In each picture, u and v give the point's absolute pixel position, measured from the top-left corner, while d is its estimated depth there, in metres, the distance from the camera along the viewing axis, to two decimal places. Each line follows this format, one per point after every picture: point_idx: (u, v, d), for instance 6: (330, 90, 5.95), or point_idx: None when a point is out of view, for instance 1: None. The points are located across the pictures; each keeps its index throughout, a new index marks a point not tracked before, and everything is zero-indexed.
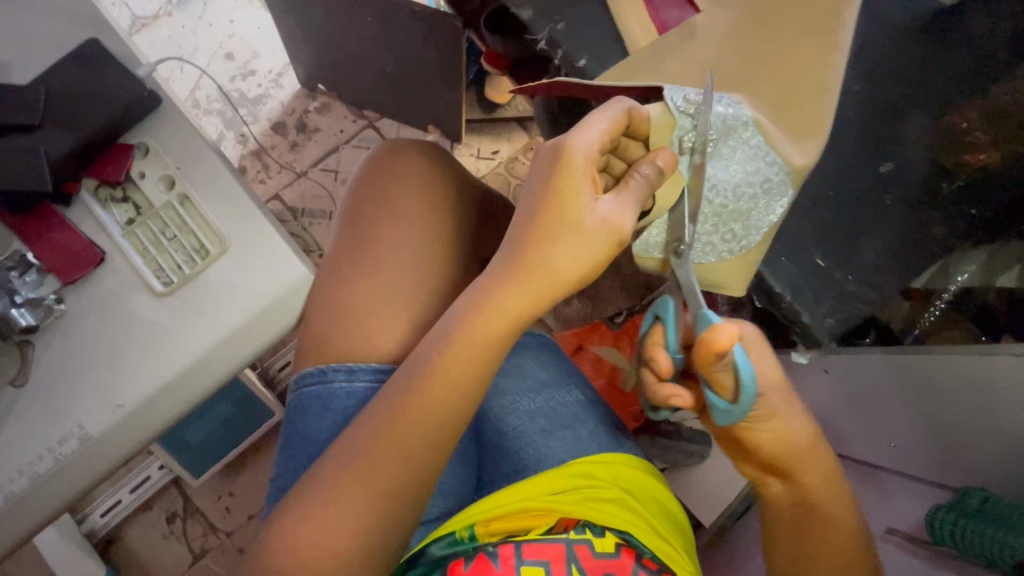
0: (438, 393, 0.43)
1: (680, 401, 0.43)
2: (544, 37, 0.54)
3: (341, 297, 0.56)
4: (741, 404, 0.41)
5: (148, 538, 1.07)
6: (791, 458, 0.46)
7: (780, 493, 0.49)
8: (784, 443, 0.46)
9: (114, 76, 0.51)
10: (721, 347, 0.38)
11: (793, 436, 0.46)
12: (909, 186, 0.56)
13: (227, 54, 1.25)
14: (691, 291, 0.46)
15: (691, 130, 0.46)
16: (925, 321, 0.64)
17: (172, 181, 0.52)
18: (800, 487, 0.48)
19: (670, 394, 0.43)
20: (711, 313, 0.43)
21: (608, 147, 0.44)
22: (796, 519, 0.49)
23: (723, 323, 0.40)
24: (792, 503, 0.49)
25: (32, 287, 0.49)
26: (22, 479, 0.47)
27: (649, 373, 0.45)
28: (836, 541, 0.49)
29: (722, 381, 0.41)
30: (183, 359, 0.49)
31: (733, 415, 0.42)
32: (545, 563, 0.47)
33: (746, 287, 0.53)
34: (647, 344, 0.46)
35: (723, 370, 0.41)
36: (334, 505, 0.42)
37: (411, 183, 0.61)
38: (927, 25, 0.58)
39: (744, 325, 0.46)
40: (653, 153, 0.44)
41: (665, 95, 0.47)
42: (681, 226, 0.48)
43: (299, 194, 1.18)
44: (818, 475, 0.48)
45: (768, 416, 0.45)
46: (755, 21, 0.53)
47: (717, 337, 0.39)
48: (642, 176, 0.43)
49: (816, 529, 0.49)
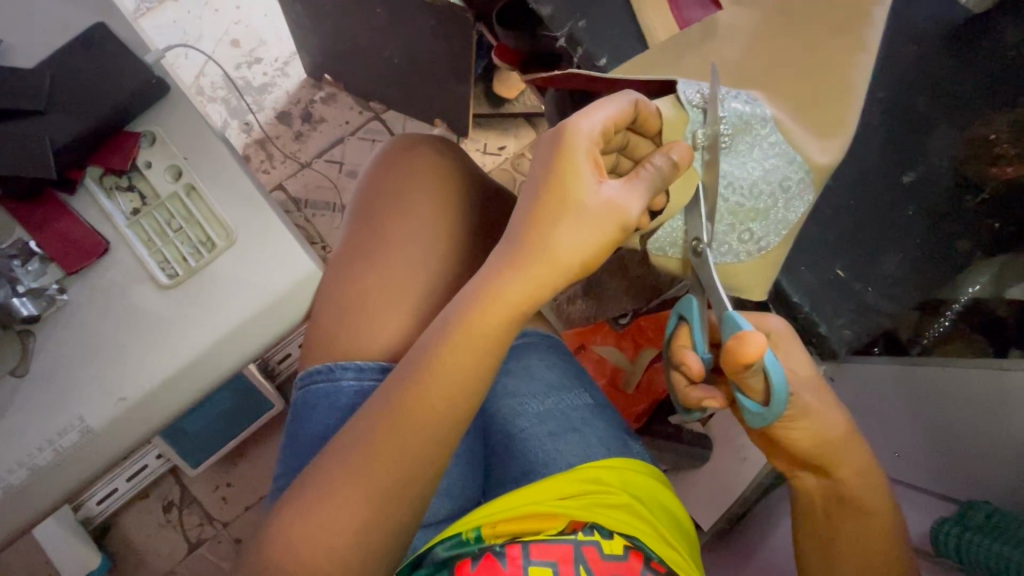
0: (449, 397, 0.42)
1: (712, 403, 0.45)
2: (564, 35, 0.53)
3: (352, 294, 0.55)
4: (773, 407, 0.42)
5: (144, 526, 1.06)
6: (825, 452, 0.47)
7: (814, 487, 0.50)
8: (816, 437, 0.47)
9: (122, 62, 0.50)
10: (750, 359, 0.38)
11: (826, 432, 0.47)
12: (929, 196, 0.55)
13: (233, 41, 1.24)
14: (714, 288, 0.46)
15: (702, 125, 0.45)
16: (934, 333, 0.64)
17: (179, 171, 0.51)
18: (835, 481, 0.49)
19: (702, 398, 0.45)
20: (736, 314, 0.43)
21: (612, 136, 0.43)
22: (828, 513, 0.50)
23: (752, 331, 0.39)
24: (825, 497, 0.50)
25: (34, 277, 0.49)
26: (21, 470, 0.46)
27: (680, 376, 0.47)
28: (869, 538, 0.48)
29: (752, 386, 0.42)
30: (186, 353, 0.48)
31: (765, 418, 0.42)
32: (552, 564, 0.47)
33: (768, 291, 0.51)
34: (676, 347, 0.48)
35: (752, 374, 0.41)
36: (338, 506, 0.41)
37: (422, 178, 0.60)
38: (955, 32, 0.57)
39: (771, 320, 0.49)
40: (667, 146, 0.43)
41: (677, 90, 0.46)
42: (699, 224, 0.48)
43: (304, 185, 1.17)
44: (852, 468, 0.48)
45: (800, 413, 0.46)
46: (781, 21, 0.52)
47: (748, 347, 0.39)
48: (653, 166, 0.42)
49: (849, 523, 0.49)
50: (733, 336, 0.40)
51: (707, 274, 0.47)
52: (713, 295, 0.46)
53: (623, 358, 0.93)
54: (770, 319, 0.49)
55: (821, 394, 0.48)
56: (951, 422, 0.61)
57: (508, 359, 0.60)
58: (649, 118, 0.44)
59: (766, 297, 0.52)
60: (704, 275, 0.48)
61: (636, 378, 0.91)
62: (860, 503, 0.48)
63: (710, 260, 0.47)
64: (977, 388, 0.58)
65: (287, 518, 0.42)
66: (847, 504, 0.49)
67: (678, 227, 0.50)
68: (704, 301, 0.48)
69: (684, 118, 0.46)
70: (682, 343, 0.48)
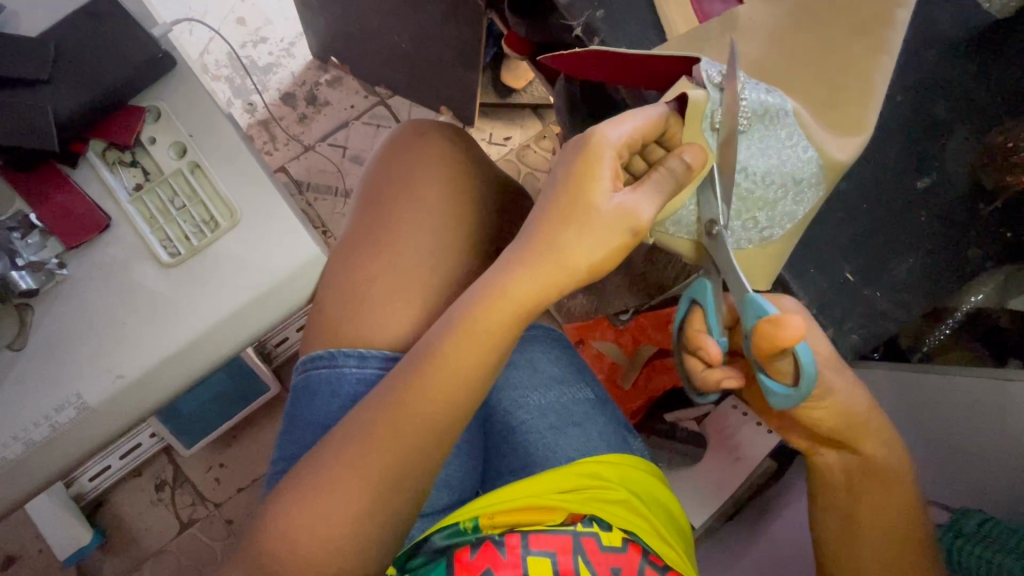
0: (451, 385, 0.42)
1: (731, 382, 0.45)
2: (581, 24, 0.52)
3: (356, 280, 0.55)
4: (801, 388, 0.41)
5: (136, 504, 1.06)
6: (849, 429, 0.47)
7: (837, 463, 0.50)
8: (844, 414, 0.46)
9: (129, 33, 0.49)
10: (786, 342, 0.37)
11: (853, 408, 0.46)
12: (943, 203, 0.55)
13: (239, 19, 1.22)
14: (732, 270, 0.45)
15: (721, 105, 0.43)
16: (934, 340, 0.66)
17: (183, 149, 0.51)
18: (862, 454, 0.48)
19: (721, 379, 0.45)
20: (758, 297, 0.42)
21: (636, 148, 0.43)
22: (849, 484, 0.49)
23: (788, 315, 0.38)
24: (847, 469, 0.50)
25: (34, 250, 0.48)
26: (16, 445, 0.45)
27: (698, 360, 0.46)
28: (891, 506, 0.48)
29: (780, 368, 0.42)
30: (185, 332, 0.47)
31: (792, 400, 0.41)
32: (551, 554, 0.45)
33: (767, 285, 0.52)
34: (691, 332, 0.47)
35: (781, 359, 0.41)
36: (335, 488, 0.41)
37: (434, 164, 0.59)
38: (976, 38, 0.56)
39: (784, 299, 0.47)
40: (680, 148, 0.42)
41: (699, 67, 0.44)
42: (714, 206, 0.46)
43: (307, 168, 1.16)
44: (878, 442, 0.48)
45: (823, 394, 0.45)
46: (803, 17, 0.51)
47: (785, 332, 0.38)
48: (666, 169, 0.41)
49: (871, 494, 0.49)
50: (764, 321, 0.39)
51: (723, 257, 0.46)
52: (733, 277, 0.45)
53: (621, 354, 0.93)
54: (784, 300, 0.47)
55: (846, 374, 0.46)
56: (951, 429, 0.61)
57: (514, 351, 0.60)
58: (675, 135, 0.44)
59: (768, 287, 0.53)
60: (719, 256, 0.47)
61: (633, 375, 0.92)
62: (889, 473, 0.48)
63: (725, 242, 0.45)
64: (976, 396, 0.58)
65: (283, 502, 0.41)
66: (871, 474, 0.48)
67: (693, 212, 0.48)
68: (720, 282, 0.47)
69: (709, 97, 0.43)
70: (696, 327, 0.47)
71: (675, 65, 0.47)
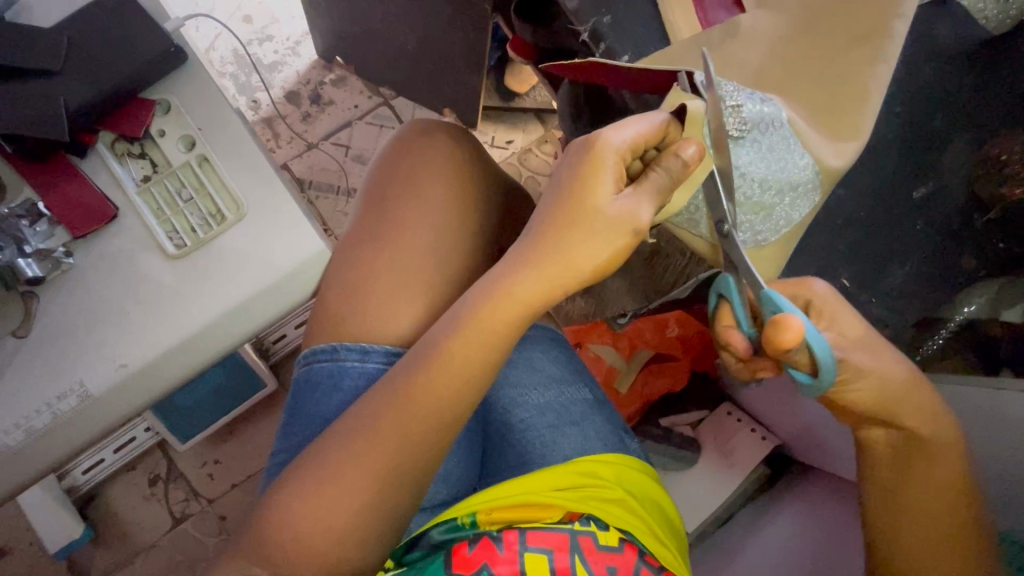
0: (452, 378, 0.43)
1: (767, 371, 0.46)
2: (588, 29, 0.53)
3: (359, 275, 0.55)
4: (823, 378, 0.42)
5: (129, 498, 1.06)
6: (888, 406, 0.47)
7: (882, 438, 0.50)
8: (880, 392, 0.46)
9: (143, 28, 0.50)
10: (787, 346, 0.38)
11: (888, 387, 0.47)
12: (938, 212, 0.57)
13: (246, 17, 1.23)
14: (747, 267, 0.45)
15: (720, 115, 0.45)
16: (926, 350, 0.60)
17: (192, 142, 0.51)
18: (904, 429, 0.48)
19: (759, 369, 0.46)
20: (775, 292, 0.43)
21: (640, 153, 0.44)
22: (894, 459, 0.49)
23: (789, 316, 0.39)
24: (891, 445, 0.50)
25: (42, 238, 0.48)
26: (17, 432, 0.45)
27: (728, 354, 0.48)
28: (937, 484, 0.48)
29: (799, 361, 0.42)
30: (189, 322, 0.47)
31: (817, 387, 0.43)
32: (548, 551, 0.45)
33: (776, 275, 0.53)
34: (720, 327, 0.48)
35: (798, 354, 0.41)
36: (336, 477, 0.41)
37: (438, 164, 0.60)
38: (973, 53, 0.57)
39: (815, 284, 0.48)
40: (679, 145, 0.41)
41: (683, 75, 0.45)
42: (720, 206, 0.46)
43: (309, 166, 1.17)
44: (920, 417, 0.48)
45: (856, 375, 0.46)
46: (805, 28, 0.52)
47: (786, 335, 0.39)
48: (663, 168, 0.41)
49: (917, 467, 0.48)
50: (769, 325, 0.39)
51: (737, 255, 0.46)
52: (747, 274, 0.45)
53: (620, 359, 0.94)
54: (814, 283, 0.48)
55: (881, 354, 0.47)
56: None
57: (513, 350, 0.60)
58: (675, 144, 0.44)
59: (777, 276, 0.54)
60: (734, 255, 0.47)
61: (630, 380, 0.93)
62: (931, 447, 0.48)
63: (739, 241, 0.46)
64: None
65: (286, 492, 0.42)
66: (920, 449, 0.48)
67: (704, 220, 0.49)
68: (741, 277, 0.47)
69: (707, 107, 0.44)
70: (727, 322, 0.48)
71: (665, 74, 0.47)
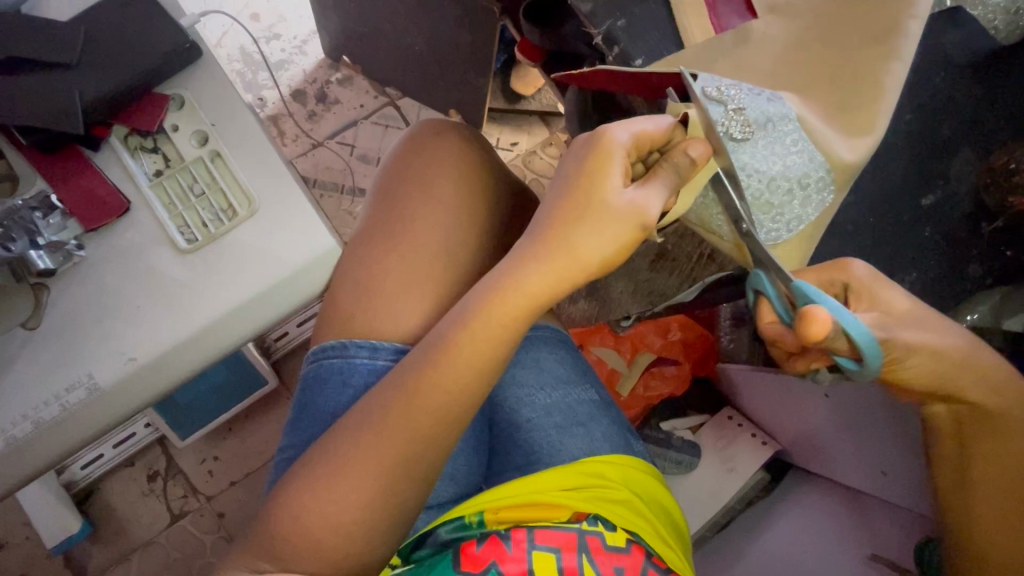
0: (463, 375, 0.43)
1: (820, 363, 0.45)
2: (602, 32, 0.53)
3: (369, 273, 0.56)
4: (868, 364, 0.40)
5: (127, 494, 1.06)
6: (951, 377, 0.45)
7: (949, 413, 0.49)
8: (941, 364, 0.44)
9: (159, 24, 0.50)
10: (814, 338, 0.38)
11: (951, 358, 0.45)
12: (946, 219, 0.57)
13: (253, 15, 1.23)
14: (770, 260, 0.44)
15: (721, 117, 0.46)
16: None
17: (205, 137, 0.51)
18: (970, 404, 0.48)
19: (809, 362, 0.45)
20: (804, 283, 0.41)
21: (646, 151, 0.44)
22: (962, 432, 0.50)
23: (813, 308, 0.38)
24: (958, 417, 0.49)
25: (55, 230, 0.48)
26: (25, 424, 0.45)
27: (778, 349, 0.47)
28: (1006, 457, 0.49)
29: (839, 348, 0.41)
30: (201, 316, 0.48)
31: (867, 374, 0.40)
32: (556, 550, 0.45)
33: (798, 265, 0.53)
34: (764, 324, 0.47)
35: (836, 341, 0.40)
36: (347, 472, 0.41)
37: (448, 163, 0.60)
38: (983, 62, 0.58)
39: (855, 266, 0.46)
40: (685, 146, 0.42)
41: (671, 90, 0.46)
42: (732, 204, 0.46)
43: (314, 164, 1.17)
44: (985, 390, 0.47)
45: (906, 355, 0.43)
46: (817, 35, 0.52)
47: (813, 327, 0.38)
48: (670, 164, 0.42)
49: (986, 441, 0.49)
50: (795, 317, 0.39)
51: (762, 251, 0.45)
52: (773, 267, 0.44)
53: (620, 361, 0.93)
54: (854, 266, 0.46)
55: (938, 325, 0.45)
56: None
57: (519, 350, 0.60)
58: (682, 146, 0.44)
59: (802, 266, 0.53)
60: (758, 252, 0.45)
61: (632, 383, 0.92)
62: (998, 420, 0.48)
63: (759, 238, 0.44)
64: None
65: (294, 487, 0.42)
66: (989, 420, 0.48)
67: (723, 223, 0.49)
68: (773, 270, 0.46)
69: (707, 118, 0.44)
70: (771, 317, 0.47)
71: (660, 80, 0.48)
